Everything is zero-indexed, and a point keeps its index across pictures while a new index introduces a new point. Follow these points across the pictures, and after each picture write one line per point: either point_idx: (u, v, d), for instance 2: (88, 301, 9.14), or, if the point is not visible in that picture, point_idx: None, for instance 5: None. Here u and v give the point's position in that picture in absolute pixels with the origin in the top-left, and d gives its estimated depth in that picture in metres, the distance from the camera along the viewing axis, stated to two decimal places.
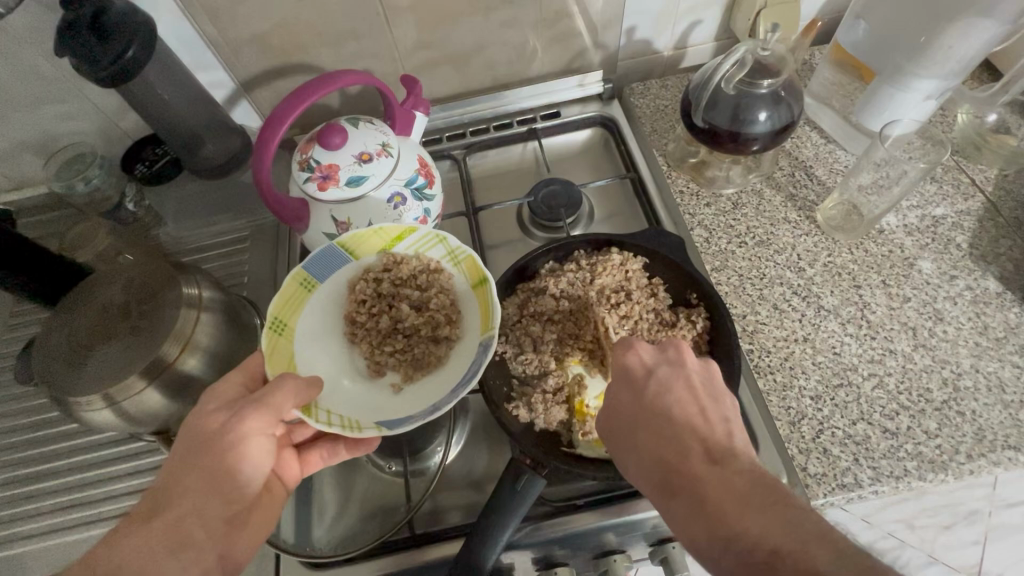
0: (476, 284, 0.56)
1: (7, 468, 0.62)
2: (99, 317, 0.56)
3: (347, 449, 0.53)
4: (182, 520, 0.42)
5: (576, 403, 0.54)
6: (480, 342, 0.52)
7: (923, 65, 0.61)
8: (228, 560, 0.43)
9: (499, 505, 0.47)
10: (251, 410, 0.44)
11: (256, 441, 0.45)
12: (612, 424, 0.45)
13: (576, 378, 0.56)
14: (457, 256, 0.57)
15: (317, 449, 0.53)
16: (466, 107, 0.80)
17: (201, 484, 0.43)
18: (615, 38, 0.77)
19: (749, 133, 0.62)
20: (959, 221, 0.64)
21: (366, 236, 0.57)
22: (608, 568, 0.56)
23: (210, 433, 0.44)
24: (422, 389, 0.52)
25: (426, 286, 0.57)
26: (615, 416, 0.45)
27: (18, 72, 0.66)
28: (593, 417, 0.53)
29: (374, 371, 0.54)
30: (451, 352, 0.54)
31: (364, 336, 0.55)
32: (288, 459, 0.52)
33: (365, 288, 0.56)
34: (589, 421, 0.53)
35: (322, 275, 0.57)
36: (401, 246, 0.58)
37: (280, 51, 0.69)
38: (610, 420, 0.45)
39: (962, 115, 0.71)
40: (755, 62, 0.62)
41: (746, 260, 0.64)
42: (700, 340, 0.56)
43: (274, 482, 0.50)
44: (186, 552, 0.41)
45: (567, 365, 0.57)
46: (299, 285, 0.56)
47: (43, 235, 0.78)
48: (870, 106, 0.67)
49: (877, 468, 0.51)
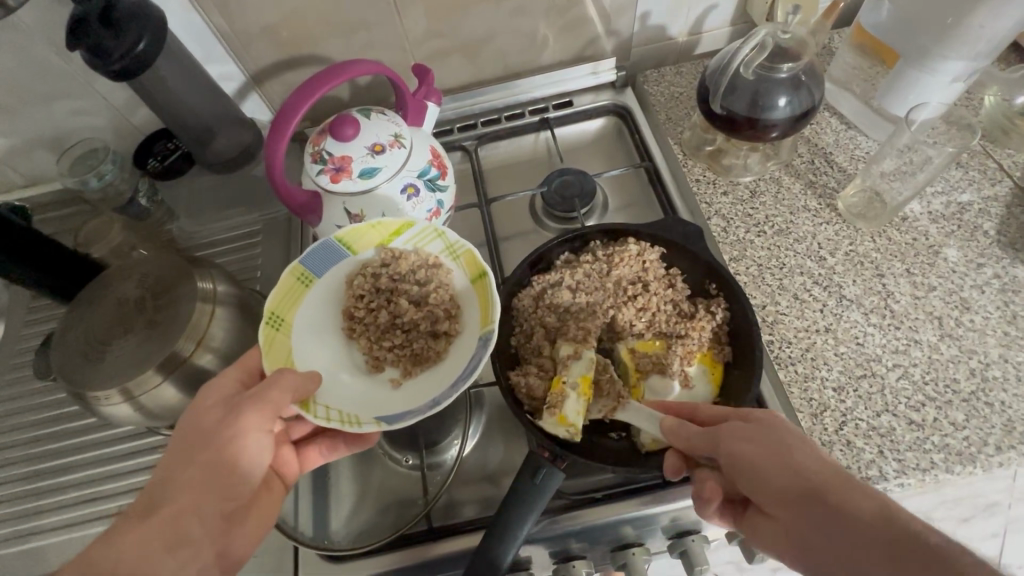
0: (475, 278, 0.55)
1: (26, 463, 0.63)
2: (115, 313, 0.56)
3: (345, 445, 0.54)
4: (180, 516, 0.42)
5: (555, 378, 0.52)
6: (480, 337, 0.51)
7: (950, 47, 0.58)
8: (225, 557, 0.44)
9: (520, 498, 0.47)
10: (249, 405, 0.44)
11: (255, 437, 0.45)
12: (753, 433, 0.42)
13: (564, 358, 0.53)
14: (455, 251, 0.57)
15: (314, 446, 0.54)
16: (476, 98, 0.79)
17: (197, 481, 0.43)
18: (628, 24, 0.75)
19: (769, 120, 0.60)
20: (986, 208, 0.63)
21: (363, 232, 0.56)
22: (626, 561, 0.55)
23: (208, 428, 0.45)
24: (422, 384, 0.51)
25: (425, 280, 0.55)
26: (759, 433, 0.42)
27: (30, 67, 0.66)
28: (561, 392, 0.50)
29: (374, 366, 0.53)
30: (450, 347, 0.53)
31: (363, 331, 0.54)
32: (286, 457, 0.53)
33: (363, 284, 0.55)
34: (557, 395, 0.50)
35: (319, 270, 0.56)
36: (399, 241, 0.57)
37: (289, 43, 0.69)
38: (751, 428, 0.43)
39: (989, 98, 0.69)
40: (776, 46, 0.60)
41: (765, 250, 0.63)
42: (719, 330, 0.55)
43: (271, 477, 0.51)
44: (183, 549, 0.41)
45: (584, 349, 0.54)
46: (296, 281, 0.55)
47: (59, 231, 0.78)
48: (895, 89, 0.65)
49: (904, 461, 0.50)
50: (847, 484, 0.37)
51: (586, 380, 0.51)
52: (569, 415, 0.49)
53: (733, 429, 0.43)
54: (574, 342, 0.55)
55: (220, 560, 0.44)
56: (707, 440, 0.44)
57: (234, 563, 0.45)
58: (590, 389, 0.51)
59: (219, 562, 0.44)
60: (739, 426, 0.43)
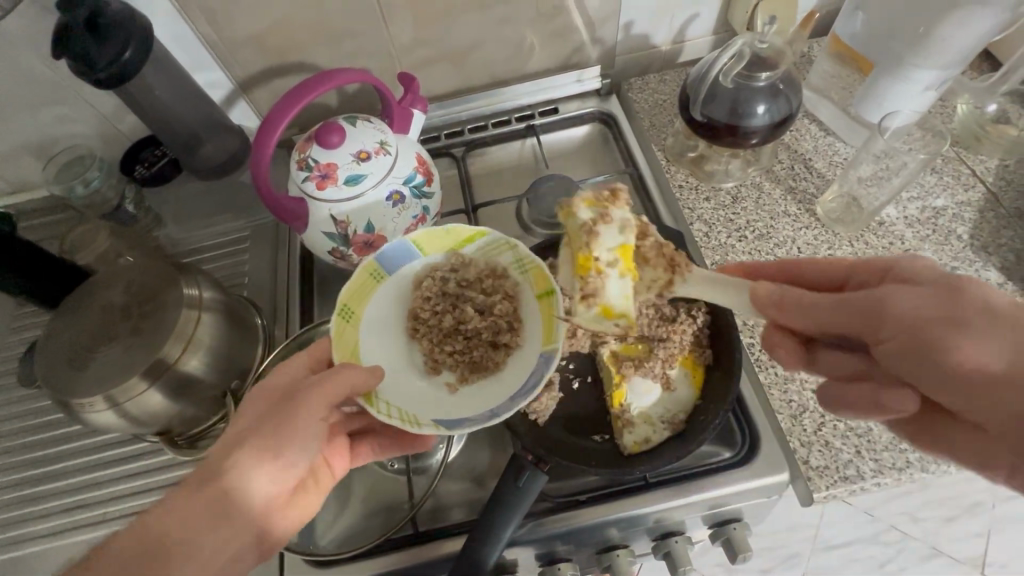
0: (542, 294, 0.55)
1: (13, 471, 0.63)
2: (100, 320, 0.56)
3: (399, 448, 0.55)
4: (228, 494, 0.41)
5: (583, 254, 0.48)
6: (542, 353, 0.52)
7: (920, 56, 0.60)
8: (264, 541, 0.44)
9: (503, 502, 0.47)
10: (312, 388, 0.45)
11: (313, 423, 0.45)
12: (940, 309, 0.37)
13: (585, 228, 0.48)
14: (525, 264, 0.57)
15: (368, 442, 0.55)
16: (464, 105, 0.80)
17: (253, 458, 0.42)
18: (613, 33, 0.77)
19: (748, 126, 0.62)
20: (960, 212, 0.64)
21: (438, 236, 0.58)
22: (611, 563, 0.56)
23: (272, 405, 0.45)
24: (478, 391, 0.52)
25: (491, 290, 0.57)
26: (956, 310, 0.36)
27: (14, 74, 0.66)
28: (597, 273, 0.47)
29: (432, 368, 0.54)
30: (511, 355, 0.54)
31: (426, 332, 0.55)
32: (339, 448, 0.53)
33: (431, 286, 0.56)
34: (592, 278, 0.47)
35: (390, 268, 0.57)
36: (470, 249, 0.58)
37: (276, 51, 0.69)
38: (947, 312, 0.37)
39: (962, 106, 0.71)
40: (753, 55, 0.61)
41: (746, 254, 0.64)
42: (700, 333, 0.56)
43: (321, 468, 0.51)
44: (229, 524, 0.41)
45: (610, 210, 0.49)
46: (369, 276, 0.56)
47: (46, 238, 0.78)
48: (869, 98, 0.67)
49: (880, 460, 0.51)
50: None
51: (620, 253, 0.48)
52: (613, 302, 0.48)
53: (919, 310, 0.37)
54: (599, 203, 0.49)
55: (259, 546, 0.44)
56: (871, 322, 0.39)
57: (271, 548, 0.45)
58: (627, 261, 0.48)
59: (258, 547, 0.44)
60: (920, 300, 0.37)
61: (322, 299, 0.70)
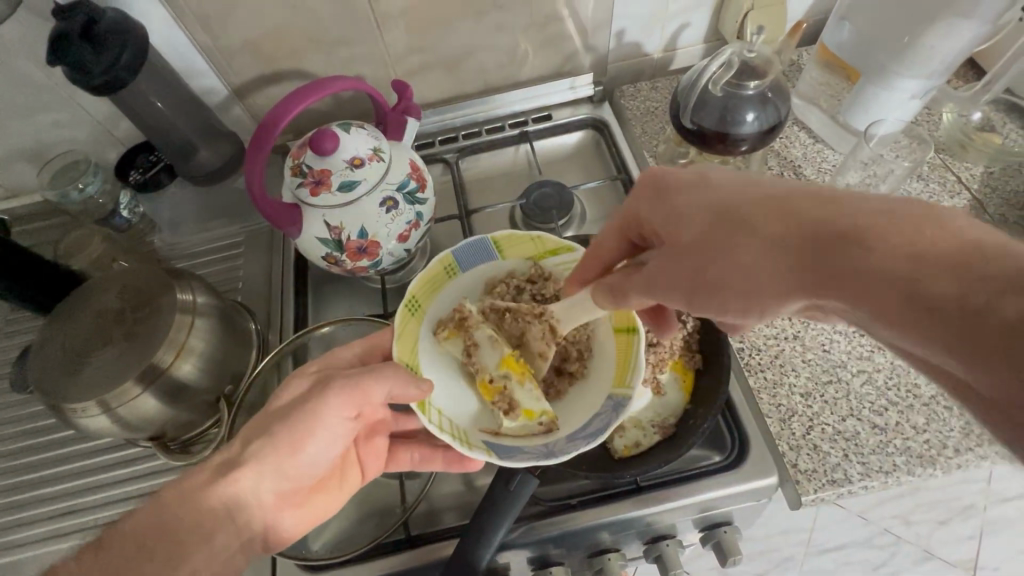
0: (621, 329, 0.52)
1: (6, 476, 0.62)
2: (92, 326, 0.56)
3: (441, 461, 0.53)
4: (240, 485, 0.44)
5: (481, 382, 0.51)
6: (611, 396, 0.49)
7: (906, 65, 0.61)
8: (271, 531, 0.47)
9: (492, 506, 0.47)
10: (336, 387, 0.47)
11: (330, 422, 0.47)
12: (666, 268, 0.40)
13: (469, 359, 0.52)
14: None
15: (408, 450, 0.55)
16: (458, 111, 0.81)
17: (272, 451, 0.45)
18: (605, 40, 0.78)
19: (737, 134, 0.62)
20: None
21: (522, 241, 0.57)
22: (603, 565, 0.57)
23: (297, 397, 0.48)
24: None
25: None
26: (675, 266, 0.39)
27: (11, 81, 0.67)
28: (497, 394, 0.50)
29: None
30: (575, 385, 0.53)
31: None
32: (377, 448, 0.55)
33: (506, 291, 0.56)
34: (498, 399, 0.50)
35: (466, 265, 0.57)
36: (552, 261, 0.57)
37: (272, 58, 0.70)
38: (680, 273, 0.39)
39: (947, 114, 0.72)
40: (742, 64, 0.63)
41: None
42: (691, 339, 0.56)
43: (350, 464, 0.53)
44: (237, 513, 0.44)
45: (474, 330, 0.52)
46: (443, 269, 0.56)
47: (40, 243, 0.78)
48: (856, 106, 0.68)
49: (868, 463, 0.52)
50: (778, 247, 0.33)
51: (504, 365, 0.50)
52: (528, 407, 0.49)
53: (660, 279, 0.41)
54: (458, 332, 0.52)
55: (266, 536, 0.46)
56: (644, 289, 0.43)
57: (275, 541, 0.47)
58: (516, 365, 0.50)
59: (263, 536, 0.46)
60: (654, 265, 0.41)
61: (315, 303, 0.71)
